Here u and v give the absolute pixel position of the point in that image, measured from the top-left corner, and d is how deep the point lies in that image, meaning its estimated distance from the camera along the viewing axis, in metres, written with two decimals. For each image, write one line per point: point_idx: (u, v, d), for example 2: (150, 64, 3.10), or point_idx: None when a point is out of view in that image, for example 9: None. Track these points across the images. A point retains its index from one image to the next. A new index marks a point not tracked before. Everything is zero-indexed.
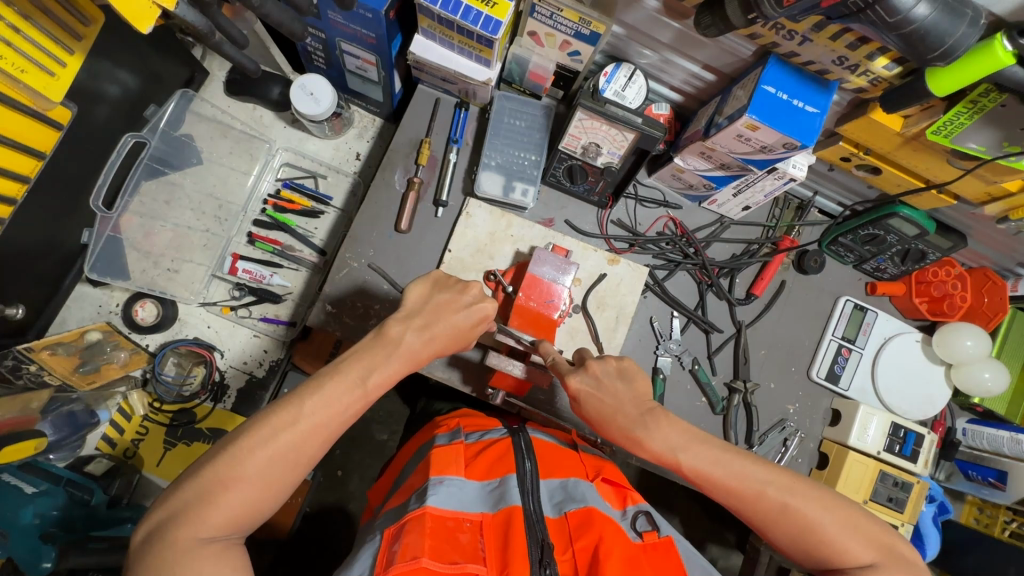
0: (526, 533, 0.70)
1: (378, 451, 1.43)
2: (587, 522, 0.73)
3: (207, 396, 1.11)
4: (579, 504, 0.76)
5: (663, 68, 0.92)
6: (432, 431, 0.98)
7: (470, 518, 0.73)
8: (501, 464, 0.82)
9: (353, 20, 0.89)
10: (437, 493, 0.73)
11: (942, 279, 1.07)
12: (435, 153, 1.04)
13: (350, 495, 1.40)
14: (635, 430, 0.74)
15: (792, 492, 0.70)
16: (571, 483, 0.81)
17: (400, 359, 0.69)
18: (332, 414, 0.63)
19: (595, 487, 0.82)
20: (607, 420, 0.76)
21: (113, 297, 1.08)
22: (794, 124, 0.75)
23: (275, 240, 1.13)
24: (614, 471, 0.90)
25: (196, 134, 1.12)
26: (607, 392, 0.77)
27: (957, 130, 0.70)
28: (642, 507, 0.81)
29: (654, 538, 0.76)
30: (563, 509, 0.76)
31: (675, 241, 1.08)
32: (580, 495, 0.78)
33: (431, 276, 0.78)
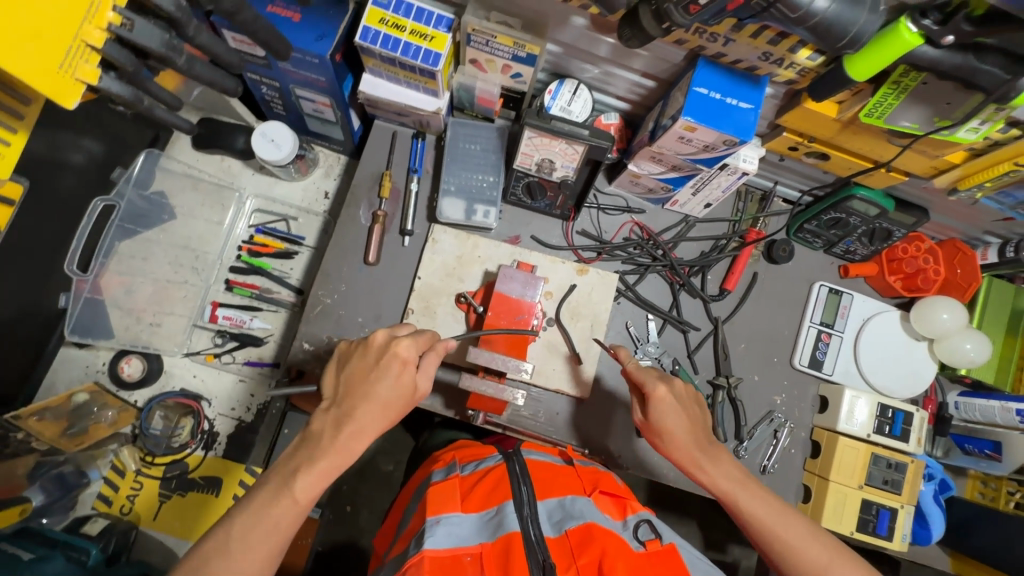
0: (527, 557, 0.70)
1: (385, 482, 1.43)
2: (589, 541, 0.72)
3: (198, 444, 1.12)
4: (579, 521, 0.76)
5: (607, 80, 0.94)
6: (429, 468, 0.98)
7: (470, 552, 0.72)
8: (498, 491, 0.81)
9: (303, 67, 0.92)
10: (434, 534, 0.72)
11: (912, 255, 1.07)
12: (397, 185, 1.06)
13: (360, 530, 1.39)
14: (705, 453, 0.78)
15: (833, 555, 0.72)
16: (568, 501, 0.80)
17: (324, 456, 0.68)
18: (266, 531, 0.64)
19: (593, 501, 0.82)
20: (684, 437, 0.78)
21: (100, 356, 1.11)
22: (728, 121, 0.77)
23: (253, 285, 1.15)
24: (612, 480, 0.89)
25: (168, 190, 1.15)
26: (688, 409, 0.80)
27: (888, 110, 0.71)
28: (643, 515, 0.80)
29: (657, 546, 0.75)
30: (562, 528, 0.76)
31: (642, 245, 1.09)
32: (577, 512, 0.78)
33: (337, 352, 0.78)
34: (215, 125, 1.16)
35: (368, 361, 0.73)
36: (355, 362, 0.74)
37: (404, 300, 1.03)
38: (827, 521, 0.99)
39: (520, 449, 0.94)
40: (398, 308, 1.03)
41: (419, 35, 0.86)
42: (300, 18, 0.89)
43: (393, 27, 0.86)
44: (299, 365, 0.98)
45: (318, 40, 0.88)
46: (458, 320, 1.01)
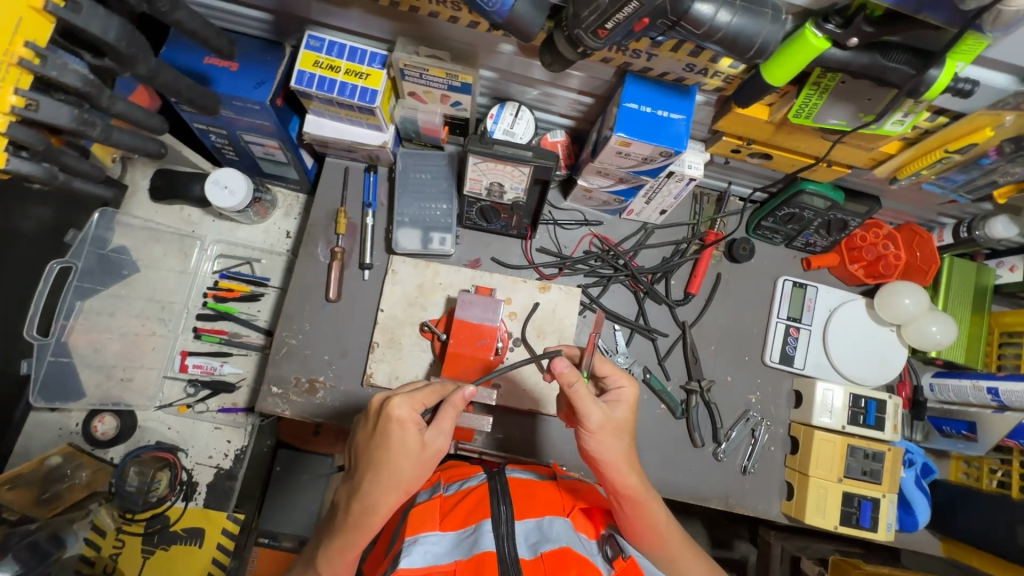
0: None
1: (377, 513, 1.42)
2: (564, 565, 0.70)
3: (177, 496, 1.11)
4: (554, 544, 0.73)
5: (547, 100, 0.95)
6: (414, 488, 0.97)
7: (443, 570, 0.70)
8: (478, 510, 0.79)
9: (245, 114, 0.93)
10: (411, 553, 0.71)
11: (871, 242, 1.08)
12: (354, 220, 1.07)
13: None
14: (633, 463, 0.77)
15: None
16: (546, 522, 0.77)
17: (348, 532, 0.69)
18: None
19: (570, 522, 0.80)
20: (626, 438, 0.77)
21: (72, 417, 1.10)
22: (660, 133, 0.77)
23: (221, 331, 1.16)
24: (592, 496, 0.87)
25: (130, 244, 1.14)
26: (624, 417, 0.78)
27: (814, 110, 0.72)
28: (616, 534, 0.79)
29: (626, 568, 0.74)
30: (537, 550, 0.73)
31: (603, 257, 1.09)
32: (554, 535, 0.75)
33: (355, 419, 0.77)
34: (170, 176, 1.16)
35: (373, 427, 0.70)
36: (360, 434, 0.72)
37: (369, 333, 1.03)
38: (809, 517, 0.99)
39: (505, 467, 0.92)
40: (364, 342, 1.03)
41: (354, 74, 0.87)
42: (238, 67, 0.89)
43: (327, 68, 0.86)
44: (269, 409, 0.98)
45: (257, 86, 0.88)
46: (424, 349, 1.01)
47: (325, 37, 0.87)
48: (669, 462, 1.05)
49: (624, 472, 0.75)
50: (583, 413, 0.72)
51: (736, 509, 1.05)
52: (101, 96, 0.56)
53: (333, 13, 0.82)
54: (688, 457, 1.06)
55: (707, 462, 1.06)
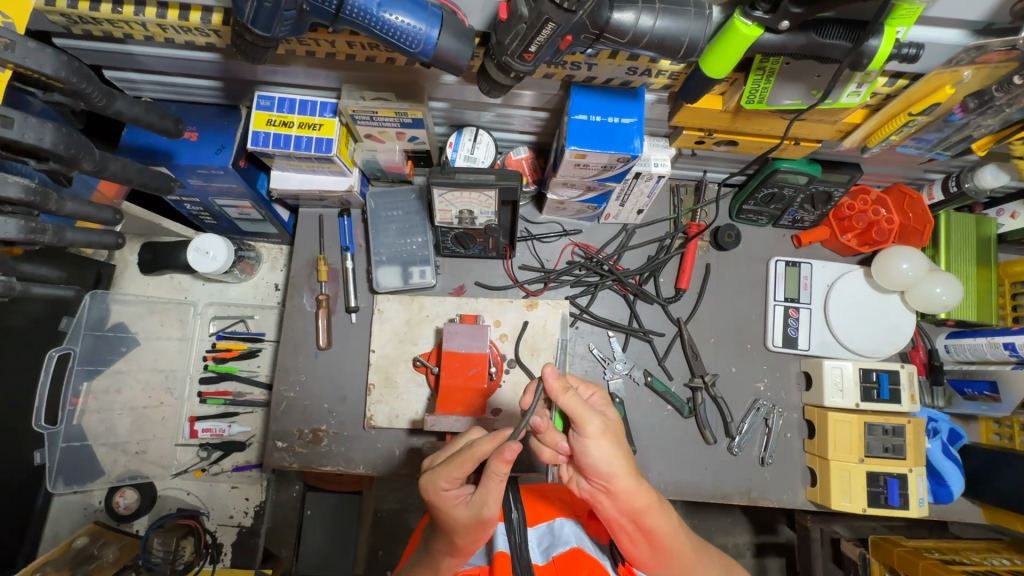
0: None
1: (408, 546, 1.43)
2: (576, 567, 0.64)
3: (205, 560, 1.13)
4: (566, 546, 0.68)
5: (503, 120, 0.95)
6: None
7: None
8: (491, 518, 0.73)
9: (212, 180, 0.94)
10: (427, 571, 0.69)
11: (861, 210, 1.04)
12: (334, 266, 1.08)
13: None
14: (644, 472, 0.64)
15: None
16: (557, 524, 0.71)
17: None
18: None
19: (582, 525, 0.74)
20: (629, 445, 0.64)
21: (94, 495, 1.14)
22: (613, 140, 0.76)
23: (225, 391, 1.17)
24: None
25: (128, 318, 1.15)
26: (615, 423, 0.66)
27: (766, 93, 0.69)
28: None
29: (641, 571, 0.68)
30: (550, 554, 0.67)
31: (587, 265, 1.08)
32: (565, 536, 0.70)
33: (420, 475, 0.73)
34: (156, 248, 1.18)
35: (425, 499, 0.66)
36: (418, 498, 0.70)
37: (365, 375, 1.04)
38: (836, 503, 0.95)
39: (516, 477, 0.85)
40: (360, 384, 1.04)
41: (308, 127, 0.87)
42: (197, 136, 0.91)
43: (280, 125, 0.87)
44: (276, 465, 0.99)
45: (218, 151, 0.89)
46: (420, 384, 1.01)
47: (274, 95, 0.88)
48: (684, 463, 1.03)
49: (638, 493, 0.61)
50: (581, 418, 0.59)
51: (760, 502, 1.02)
52: (48, 200, 0.58)
53: (278, 71, 0.83)
54: (703, 456, 1.03)
55: (723, 458, 1.03)
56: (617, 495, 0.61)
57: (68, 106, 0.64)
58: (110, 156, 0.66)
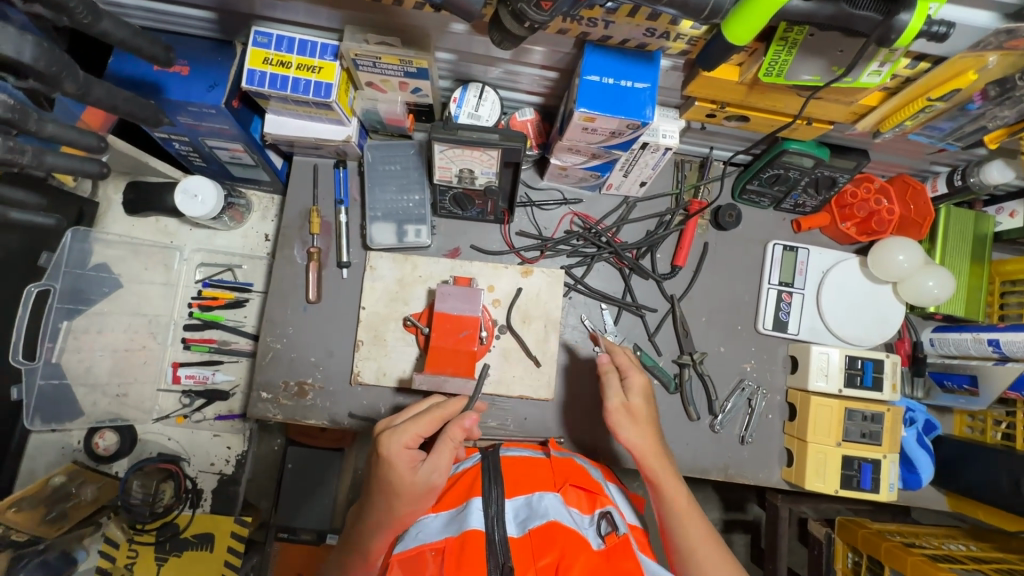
0: (486, 559, 0.65)
1: None
2: (550, 541, 0.67)
3: (185, 504, 1.13)
4: (542, 519, 0.70)
5: (511, 78, 0.91)
6: None
7: (432, 546, 0.68)
8: (469, 489, 0.76)
9: (204, 119, 0.91)
10: (405, 539, 0.71)
11: (863, 199, 1.04)
12: (327, 218, 1.05)
13: None
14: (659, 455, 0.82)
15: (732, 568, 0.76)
16: (535, 498, 0.74)
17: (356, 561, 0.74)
18: None
19: (561, 496, 0.75)
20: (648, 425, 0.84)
21: (73, 435, 1.12)
22: (625, 104, 0.73)
23: (209, 340, 1.16)
24: (586, 473, 0.82)
25: (110, 261, 1.13)
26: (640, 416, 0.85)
27: (785, 66, 0.67)
28: (609, 507, 0.75)
29: (615, 540, 0.70)
30: (526, 527, 0.69)
31: (585, 236, 1.06)
32: (542, 510, 0.72)
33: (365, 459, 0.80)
34: (141, 188, 1.14)
35: (374, 464, 0.73)
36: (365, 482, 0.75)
37: (353, 332, 1.02)
38: (809, 483, 0.98)
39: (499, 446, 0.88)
40: (348, 341, 1.02)
41: (306, 69, 0.83)
42: (188, 71, 0.86)
43: (278, 64, 0.83)
44: (260, 415, 0.99)
45: (210, 89, 0.85)
46: (409, 344, 1.00)
47: (272, 32, 0.83)
48: (666, 437, 1.04)
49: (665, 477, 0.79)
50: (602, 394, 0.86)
51: (736, 479, 1.05)
52: (25, 119, 0.55)
53: (278, 6, 0.79)
54: (686, 431, 1.05)
55: (704, 434, 1.05)
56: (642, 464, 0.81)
57: (48, 22, 0.60)
58: (94, 80, 0.62)
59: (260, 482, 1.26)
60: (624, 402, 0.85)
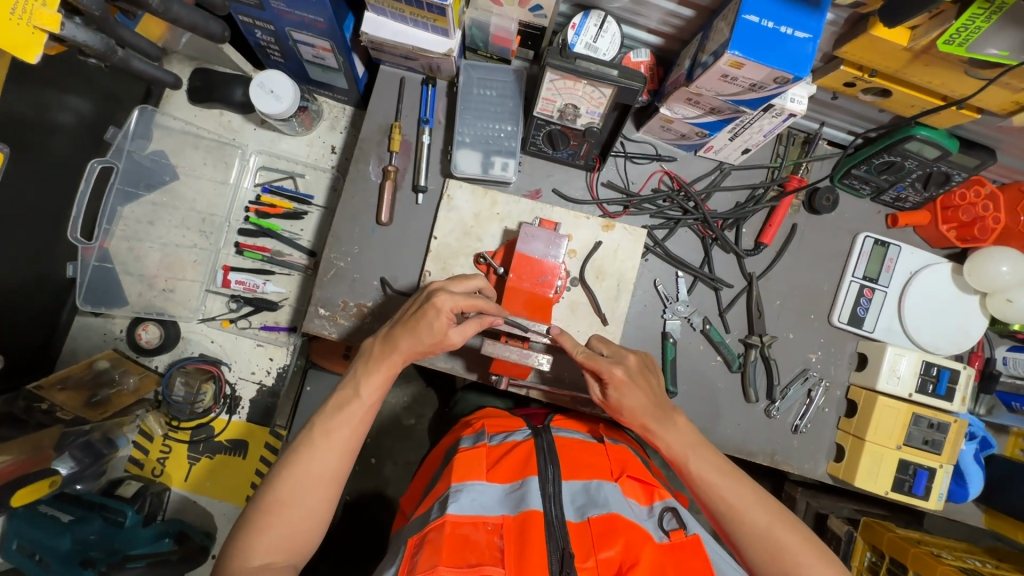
0: (545, 541, 0.68)
1: (408, 435, 1.49)
2: (613, 532, 0.69)
3: (221, 409, 1.11)
4: (603, 509, 0.72)
5: (638, 10, 0.84)
6: (460, 433, 0.99)
7: (491, 521, 0.71)
8: (524, 466, 0.79)
9: (298, 6, 0.83)
10: (457, 500, 0.72)
11: (971, 202, 0.98)
12: (408, 137, 0.99)
13: (386, 480, 1.47)
14: (656, 424, 0.80)
15: (778, 515, 0.75)
16: (594, 486, 0.76)
17: (366, 387, 0.75)
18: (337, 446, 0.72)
19: (619, 487, 0.78)
20: (639, 413, 0.80)
21: (117, 324, 1.09)
22: (783, 53, 0.66)
23: (263, 248, 1.11)
24: (639, 464, 0.85)
25: (167, 149, 1.09)
26: (642, 385, 0.81)
27: (974, 36, 0.60)
28: (670, 503, 0.78)
29: (681, 537, 0.73)
30: (584, 514, 0.73)
31: (672, 197, 1.01)
32: (602, 499, 0.74)
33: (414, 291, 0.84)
34: (209, 76, 1.09)
35: (416, 307, 0.77)
36: (405, 311, 0.79)
37: (421, 261, 0.98)
38: (860, 481, 0.96)
39: (550, 426, 0.91)
40: (413, 269, 0.98)
41: None
42: None
43: None
44: (316, 330, 0.95)
45: None
46: None
47: None
48: (720, 414, 1.02)
49: (659, 431, 0.80)
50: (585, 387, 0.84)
51: (781, 466, 1.03)
52: None
53: None
54: (740, 412, 1.03)
55: (758, 418, 1.03)
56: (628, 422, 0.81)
57: None
58: None
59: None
60: (603, 400, 0.83)
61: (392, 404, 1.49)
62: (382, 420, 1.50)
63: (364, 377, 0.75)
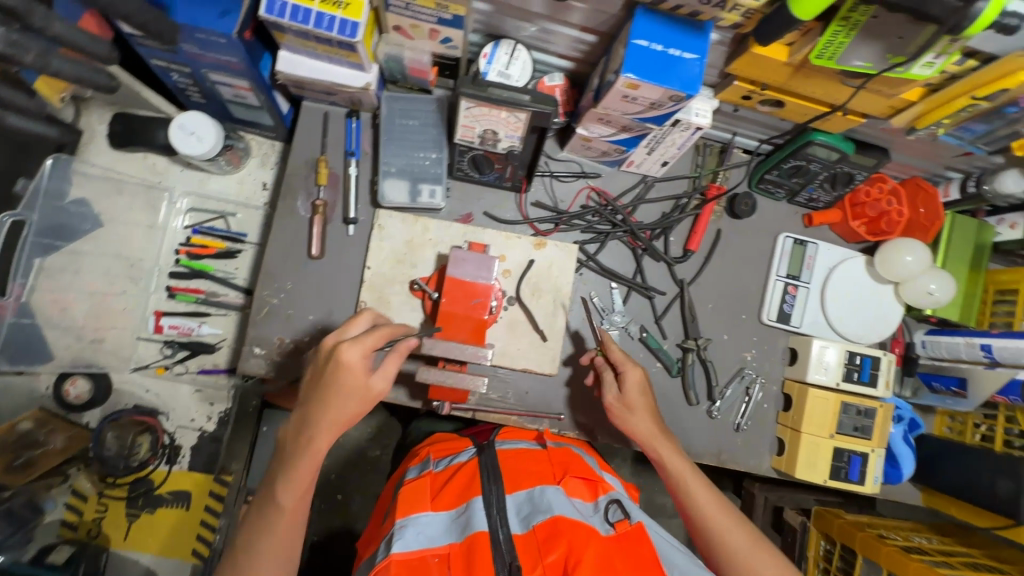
0: (492, 561, 0.67)
1: (373, 468, 1.46)
2: (556, 535, 0.69)
3: (161, 460, 1.07)
4: (546, 514, 0.73)
5: (546, 38, 0.87)
6: (408, 464, 0.97)
7: (437, 552, 0.70)
8: (467, 489, 0.79)
9: (212, 49, 0.84)
10: (401, 537, 0.70)
11: (876, 198, 1.04)
12: (335, 170, 0.99)
13: (355, 516, 1.43)
14: (622, 415, 0.91)
15: (718, 511, 0.84)
16: (537, 493, 0.77)
17: (307, 460, 0.73)
18: (283, 526, 0.72)
19: (562, 489, 0.79)
20: (623, 418, 0.91)
21: (41, 381, 1.05)
22: (671, 74, 0.71)
23: (197, 290, 1.09)
24: (582, 463, 0.86)
25: (91, 196, 1.05)
26: (634, 407, 0.91)
27: (839, 50, 0.66)
28: (614, 495, 0.79)
29: (626, 527, 0.74)
30: (530, 524, 0.73)
31: (600, 212, 1.04)
32: (545, 504, 0.74)
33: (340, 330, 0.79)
34: (129, 120, 1.06)
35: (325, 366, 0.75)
36: (314, 381, 0.76)
37: (356, 291, 0.98)
38: (800, 472, 1.00)
39: (494, 441, 0.92)
40: (350, 300, 0.98)
41: (333, 3, 0.77)
42: None
43: None
44: (252, 371, 0.94)
45: (222, 16, 0.79)
46: (415, 308, 0.97)
47: None
48: (665, 420, 1.04)
49: (624, 417, 0.90)
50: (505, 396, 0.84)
51: (728, 465, 1.06)
52: None
53: None
54: (684, 415, 1.05)
55: (701, 420, 1.05)
56: (611, 417, 0.92)
57: None
58: None
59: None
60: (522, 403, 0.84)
61: (356, 436, 1.46)
62: (348, 453, 1.47)
63: (293, 462, 0.73)
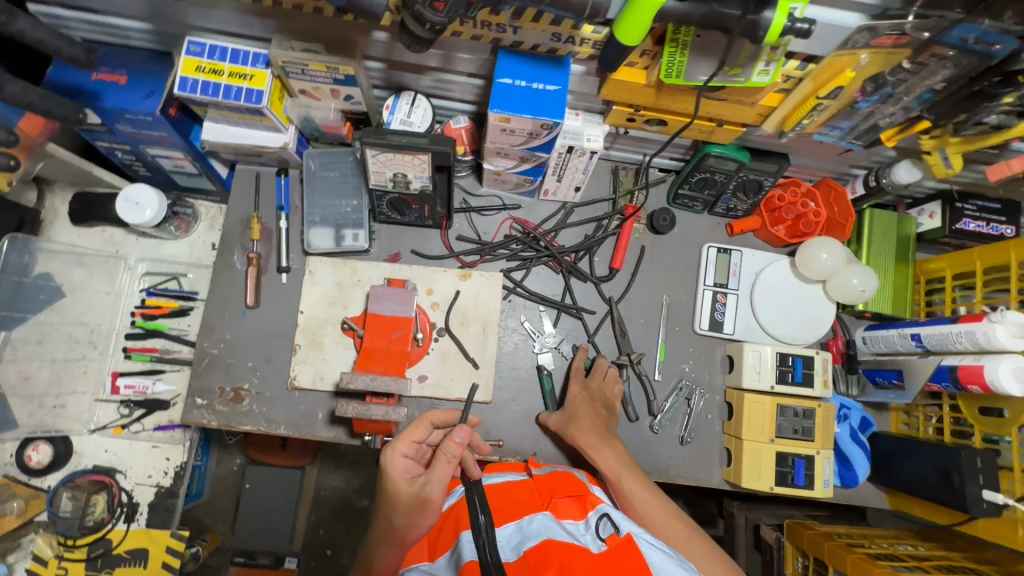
0: None
1: (356, 518, 1.46)
2: (548, 559, 0.64)
3: (119, 518, 1.10)
4: (537, 538, 0.68)
5: (442, 87, 0.95)
6: None
7: None
8: (459, 523, 0.74)
9: (142, 127, 0.92)
10: None
11: (790, 202, 1.06)
12: (268, 226, 1.06)
13: (344, 569, 1.43)
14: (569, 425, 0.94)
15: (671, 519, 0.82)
16: (525, 520, 0.71)
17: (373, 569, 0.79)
18: None
19: (551, 513, 0.73)
20: (578, 425, 0.93)
21: (5, 449, 1.09)
22: (538, 105, 0.77)
23: (151, 348, 1.15)
24: (572, 481, 0.81)
25: (54, 270, 1.10)
26: (585, 411, 0.95)
27: (682, 67, 0.70)
28: (603, 508, 0.73)
29: (617, 541, 0.68)
30: (520, 551, 0.68)
31: (523, 240, 1.08)
32: (535, 530, 0.70)
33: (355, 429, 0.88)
34: (88, 198, 1.15)
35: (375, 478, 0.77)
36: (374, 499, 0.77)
37: (292, 336, 1.03)
38: (746, 482, 0.98)
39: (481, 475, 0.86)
40: (287, 345, 1.03)
41: (238, 76, 0.86)
42: (127, 79, 0.89)
43: (210, 72, 0.85)
44: (194, 421, 0.98)
45: (146, 97, 0.87)
46: (347, 347, 1.01)
47: (205, 42, 0.86)
48: None
49: (570, 428, 0.93)
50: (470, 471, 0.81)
51: (677, 480, 1.04)
52: None
53: (209, 16, 0.82)
54: (627, 432, 1.04)
55: (645, 435, 1.05)
56: (580, 431, 0.92)
57: None
58: None
59: (217, 503, 1.44)
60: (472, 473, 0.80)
61: (338, 486, 1.47)
62: (330, 503, 1.48)
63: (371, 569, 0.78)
